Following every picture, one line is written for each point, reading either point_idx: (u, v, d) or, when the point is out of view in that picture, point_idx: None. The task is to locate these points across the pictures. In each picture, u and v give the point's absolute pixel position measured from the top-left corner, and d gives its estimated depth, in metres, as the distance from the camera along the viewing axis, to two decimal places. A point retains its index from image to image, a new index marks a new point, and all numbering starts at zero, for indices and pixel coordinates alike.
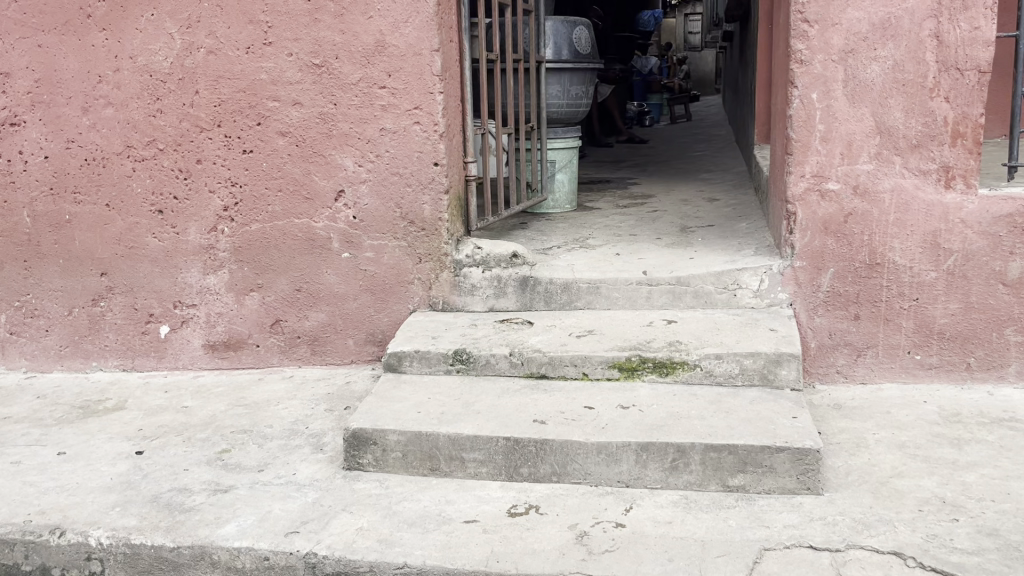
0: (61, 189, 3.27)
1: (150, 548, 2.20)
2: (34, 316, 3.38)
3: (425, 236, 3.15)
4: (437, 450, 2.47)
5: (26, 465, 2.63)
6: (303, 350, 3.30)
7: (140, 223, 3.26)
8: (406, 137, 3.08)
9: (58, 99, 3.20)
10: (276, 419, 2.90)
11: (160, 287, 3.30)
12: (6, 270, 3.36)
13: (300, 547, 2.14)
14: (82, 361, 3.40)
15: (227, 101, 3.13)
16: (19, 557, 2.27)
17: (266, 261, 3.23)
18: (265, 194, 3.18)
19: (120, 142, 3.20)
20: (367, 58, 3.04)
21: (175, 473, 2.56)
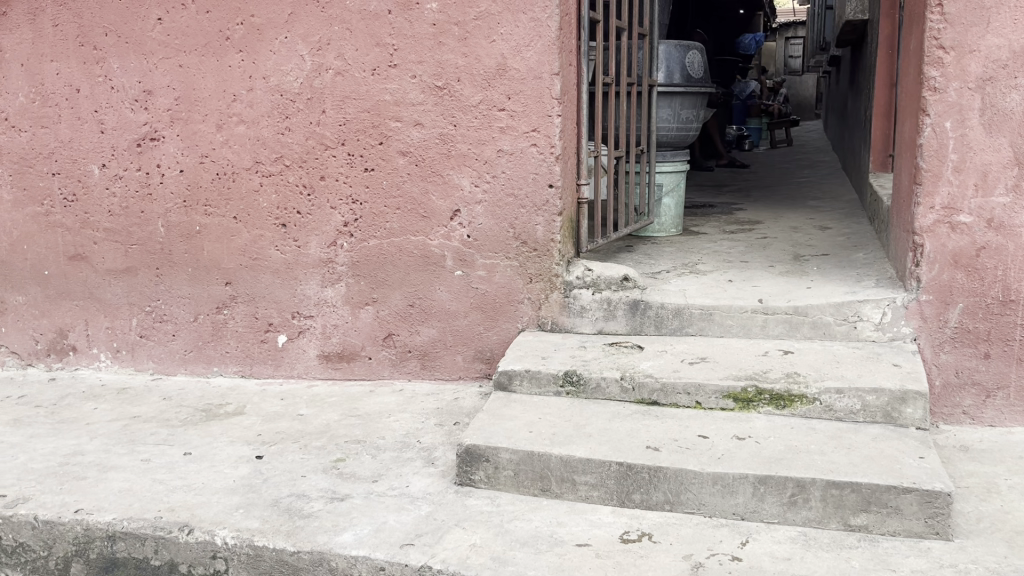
0: (193, 201, 3.43)
1: (271, 551, 2.26)
2: (162, 321, 3.55)
3: (538, 257, 3.17)
4: (550, 471, 2.48)
5: (156, 464, 2.76)
6: (413, 364, 3.36)
7: (265, 235, 3.39)
8: (523, 159, 3.12)
9: (196, 116, 3.37)
10: (388, 431, 2.96)
11: (279, 297, 3.43)
12: (138, 276, 3.54)
13: (415, 560, 2.17)
14: (204, 366, 3.56)
15: (352, 121, 3.23)
16: (149, 551, 2.36)
17: (381, 277, 3.32)
18: (384, 211, 3.27)
19: (250, 158, 3.35)
20: (488, 81, 3.09)
21: (294, 479, 2.63)
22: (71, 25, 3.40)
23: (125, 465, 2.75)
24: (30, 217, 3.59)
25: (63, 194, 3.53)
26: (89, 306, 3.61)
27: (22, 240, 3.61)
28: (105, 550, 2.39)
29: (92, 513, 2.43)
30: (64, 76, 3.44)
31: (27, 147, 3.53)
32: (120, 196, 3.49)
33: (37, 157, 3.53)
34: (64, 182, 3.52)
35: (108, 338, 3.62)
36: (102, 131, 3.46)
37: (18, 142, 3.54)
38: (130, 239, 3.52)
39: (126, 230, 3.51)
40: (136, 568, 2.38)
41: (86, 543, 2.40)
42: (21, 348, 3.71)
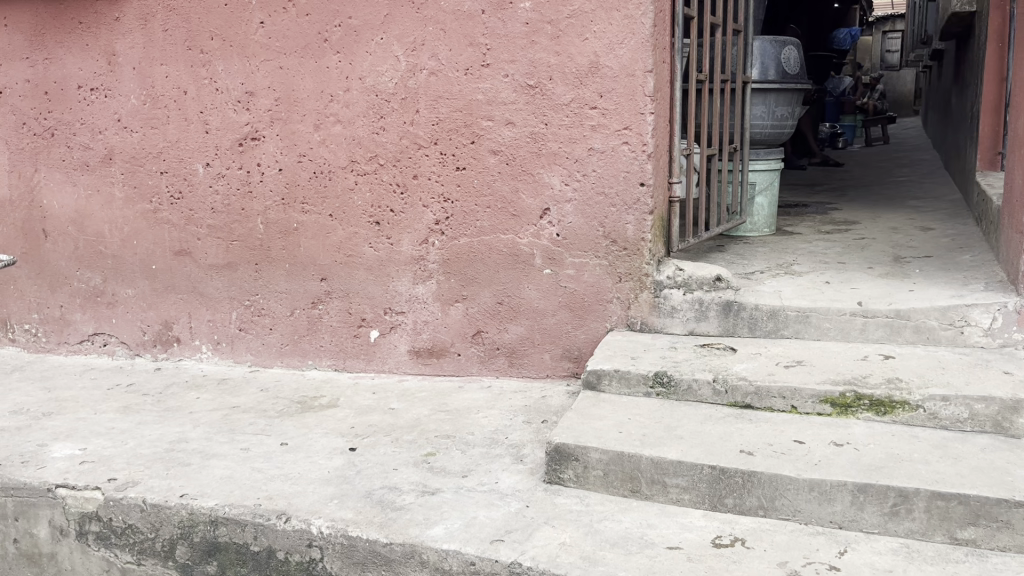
0: (291, 199, 3.53)
1: (365, 541, 2.31)
2: (260, 315, 3.67)
3: (628, 256, 3.15)
4: (640, 472, 2.46)
5: (255, 452, 2.85)
6: (501, 362, 3.38)
7: (359, 233, 3.47)
8: (615, 157, 3.10)
9: (295, 116, 3.47)
10: (477, 427, 2.99)
11: (372, 293, 3.50)
12: (239, 271, 3.67)
13: (505, 556, 2.18)
14: (299, 359, 3.66)
15: (445, 120, 3.28)
16: (249, 537, 2.43)
17: (471, 274, 3.35)
18: (475, 209, 3.30)
19: (346, 157, 3.43)
20: (580, 79, 3.09)
21: (386, 472, 2.68)
22: (180, 30, 3.54)
23: (226, 453, 2.85)
24: (140, 214, 3.76)
25: (170, 191, 3.69)
26: (193, 299, 3.76)
27: (132, 236, 3.79)
28: (207, 534, 2.48)
29: (196, 499, 2.52)
30: (173, 78, 3.59)
31: (138, 147, 3.70)
32: (223, 194, 3.62)
33: (146, 157, 3.69)
34: (171, 180, 3.68)
35: (210, 330, 3.76)
36: (207, 132, 3.59)
37: (129, 142, 3.71)
38: (232, 235, 3.64)
39: (227, 226, 3.64)
40: (237, 553, 2.46)
41: (191, 527, 2.50)
42: (129, 338, 3.89)
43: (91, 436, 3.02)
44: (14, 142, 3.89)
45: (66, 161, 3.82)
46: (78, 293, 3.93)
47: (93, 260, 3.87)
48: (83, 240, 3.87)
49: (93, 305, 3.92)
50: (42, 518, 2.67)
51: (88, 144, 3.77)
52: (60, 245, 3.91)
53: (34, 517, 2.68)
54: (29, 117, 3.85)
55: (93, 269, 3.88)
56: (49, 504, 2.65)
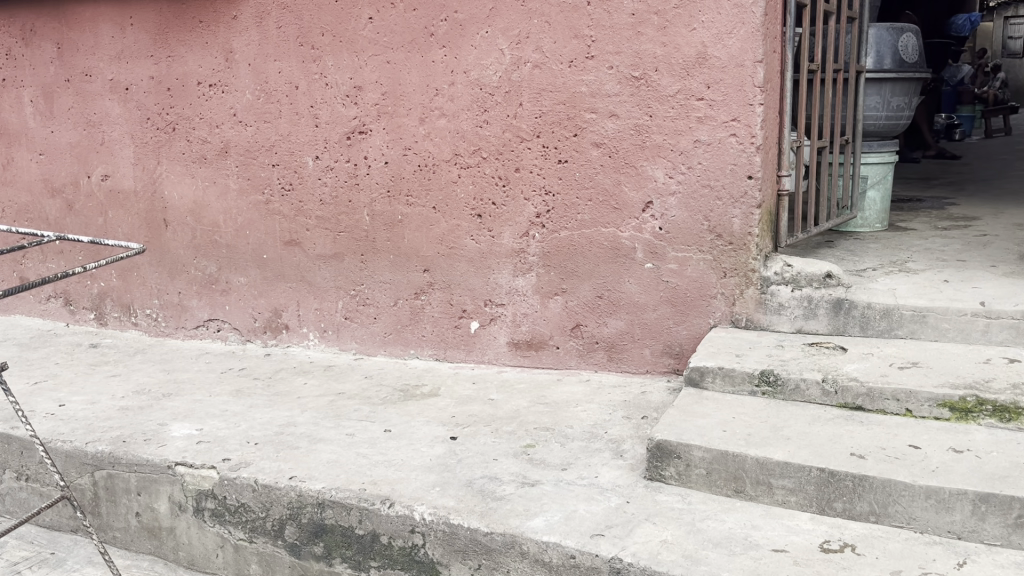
0: (396, 192, 3.60)
1: (466, 529, 2.33)
2: (365, 304, 3.76)
3: (733, 251, 3.08)
4: (744, 472, 2.41)
5: (359, 438, 2.93)
6: (601, 356, 3.37)
7: (461, 225, 3.51)
8: (721, 149, 3.03)
9: (401, 110, 3.53)
10: (576, 420, 2.98)
11: (473, 285, 3.53)
12: (345, 262, 3.76)
13: (606, 551, 2.17)
14: (401, 348, 3.73)
15: (548, 113, 3.27)
16: (354, 520, 2.49)
17: (571, 268, 3.34)
18: (577, 202, 3.29)
19: (450, 150, 3.47)
20: (687, 70, 3.03)
21: (486, 462, 2.71)
22: (293, 27, 3.65)
23: (332, 438, 2.93)
24: (252, 205, 3.90)
25: (281, 183, 3.82)
26: (301, 288, 3.88)
27: (245, 226, 3.94)
28: (315, 516, 2.56)
29: (305, 481, 2.60)
30: (285, 74, 3.71)
31: (252, 141, 3.84)
32: (331, 186, 3.72)
33: (260, 150, 3.83)
34: (282, 172, 3.80)
35: (316, 318, 3.88)
36: (317, 125, 3.70)
37: (244, 136, 3.85)
38: (338, 226, 3.74)
39: (335, 218, 3.74)
40: (342, 535, 2.52)
41: (299, 508, 2.58)
42: (241, 324, 4.06)
43: (207, 418, 3.16)
44: (139, 136, 4.10)
45: (185, 154, 4.00)
46: (195, 281, 4.11)
47: (209, 249, 4.04)
48: (199, 230, 4.05)
49: (209, 292, 4.09)
50: (162, 494, 2.81)
51: (206, 138, 3.94)
52: (179, 234, 4.10)
53: (155, 492, 2.82)
54: (153, 112, 4.04)
55: (209, 257, 4.05)
56: (169, 480, 2.79)
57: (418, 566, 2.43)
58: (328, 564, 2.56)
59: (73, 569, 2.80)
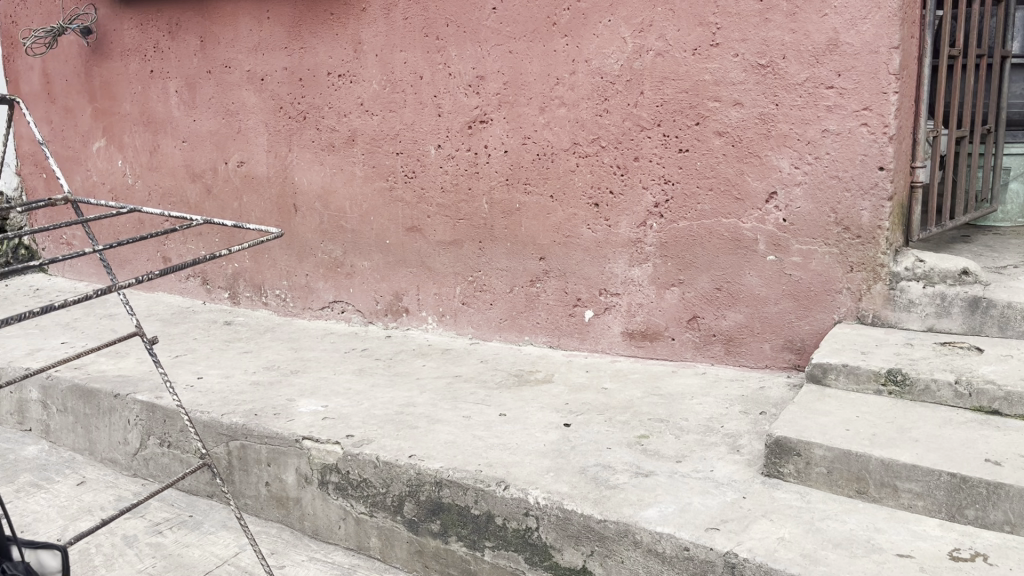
0: (515, 180, 3.65)
1: (580, 515, 2.35)
2: (482, 291, 3.83)
3: (861, 245, 2.97)
4: (868, 473, 2.34)
5: (475, 421, 2.99)
6: (718, 349, 3.32)
7: (578, 214, 3.52)
8: (852, 139, 2.93)
9: (521, 99, 3.56)
10: (691, 412, 2.96)
11: (589, 274, 3.54)
12: (464, 248, 3.84)
13: (721, 545, 2.15)
14: (516, 334, 3.79)
15: (670, 102, 3.24)
16: (470, 500, 2.56)
17: (689, 259, 3.31)
18: (697, 192, 3.25)
19: (569, 139, 3.49)
20: (817, 57, 2.94)
21: (600, 450, 2.72)
22: (419, 18, 3.74)
23: (449, 419, 3.01)
24: (376, 191, 4.03)
25: (404, 171, 3.93)
26: (421, 273, 3.99)
27: (370, 212, 4.08)
28: (432, 494, 2.64)
29: (423, 460, 2.69)
30: (411, 64, 3.81)
31: (377, 129, 3.96)
32: (452, 174, 3.80)
33: (385, 138, 3.95)
34: (406, 160, 3.91)
35: (435, 303, 3.98)
36: (440, 114, 3.78)
37: (370, 125, 3.98)
38: (458, 213, 3.83)
39: (455, 205, 3.82)
40: (458, 514, 2.59)
41: (418, 485, 2.67)
42: (364, 306, 4.21)
43: (332, 395, 3.30)
44: (272, 125, 4.30)
45: (315, 142, 4.17)
46: (321, 264, 4.29)
47: (335, 234, 4.21)
48: (326, 215, 4.21)
49: (334, 275, 4.26)
50: (290, 465, 2.96)
51: (334, 126, 4.09)
52: (308, 219, 4.28)
53: (284, 464, 2.98)
54: (286, 102, 4.23)
55: (335, 242, 4.22)
56: (296, 453, 2.94)
57: (530, 548, 2.47)
58: (444, 541, 2.64)
59: (208, 531, 2.99)
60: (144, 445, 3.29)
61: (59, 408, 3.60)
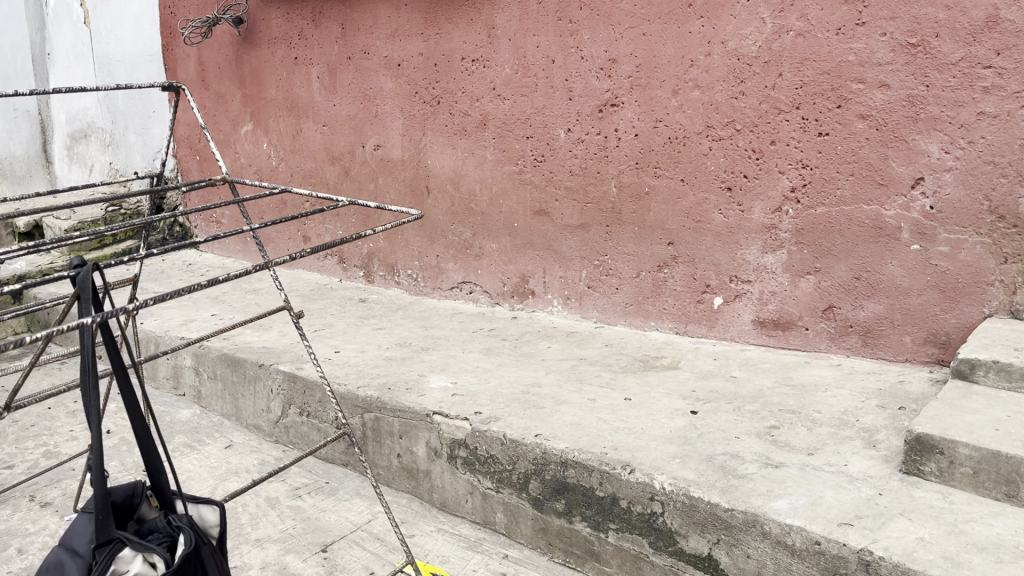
0: (645, 164, 3.62)
1: (707, 503, 2.33)
2: (608, 275, 3.83)
3: (1017, 235, 2.81)
4: (1020, 476, 2.21)
5: (601, 404, 3.00)
6: (855, 340, 3.21)
7: (709, 199, 3.46)
8: (1010, 123, 2.76)
9: (654, 82, 3.52)
10: (825, 405, 2.87)
11: (719, 260, 3.48)
12: (591, 232, 3.85)
13: (854, 541, 2.09)
14: (642, 320, 3.77)
15: (811, 84, 3.13)
16: (595, 482, 2.58)
17: (827, 246, 3.20)
18: (837, 177, 3.14)
19: (703, 122, 3.43)
20: (974, 36, 2.77)
21: (728, 439, 2.68)
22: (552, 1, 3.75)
23: (574, 401, 3.04)
24: (506, 175, 4.09)
25: (533, 155, 3.97)
26: (548, 256, 4.02)
27: (499, 195, 4.14)
28: (558, 473, 2.67)
29: (549, 440, 2.73)
30: (543, 48, 3.83)
31: (508, 113, 4.02)
32: (581, 157, 3.81)
33: (516, 122, 4.00)
34: (536, 144, 3.95)
35: (561, 286, 4.01)
36: (571, 98, 3.79)
37: (502, 109, 4.04)
38: (587, 197, 3.83)
39: (583, 189, 3.83)
40: (583, 494, 2.62)
41: (544, 464, 2.71)
42: (491, 288, 4.29)
43: (460, 373, 3.39)
44: (407, 109, 4.43)
45: (448, 127, 4.27)
46: (451, 246, 4.40)
47: (465, 216, 4.30)
48: (457, 198, 4.31)
49: (463, 256, 4.36)
50: (421, 439, 3.07)
51: (467, 111, 4.17)
52: (439, 201, 4.39)
53: (415, 437, 3.09)
54: (421, 86, 4.35)
55: (465, 224, 4.31)
56: (427, 427, 3.04)
57: (655, 533, 2.47)
58: (568, 521, 2.67)
59: (344, 498, 3.14)
60: (285, 414, 3.48)
61: (209, 375, 3.86)
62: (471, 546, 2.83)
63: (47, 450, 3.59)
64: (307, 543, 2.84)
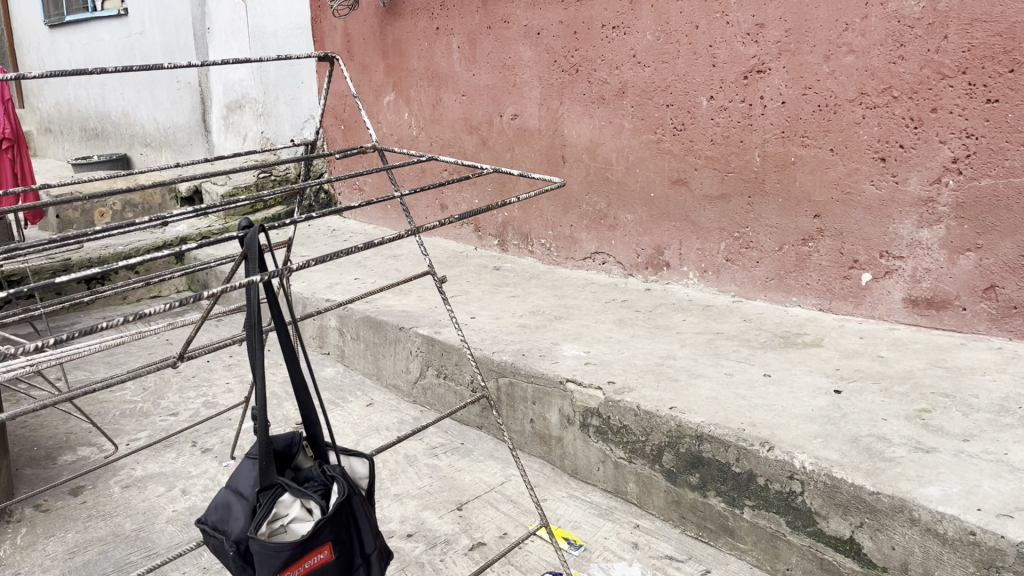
0: (792, 132, 3.48)
1: (850, 485, 2.26)
2: (748, 248, 3.73)
3: None
4: None
5: (738, 378, 2.94)
6: (1018, 323, 3.00)
7: (861, 169, 3.30)
8: None
9: (805, 47, 3.37)
10: (982, 390, 2.70)
11: (870, 234, 3.33)
12: (731, 203, 3.75)
13: (1013, 534, 1.98)
14: (784, 295, 3.66)
15: (980, 46, 2.92)
16: (732, 458, 2.54)
17: (991, 221, 3.00)
18: (1005, 147, 2.92)
19: (856, 89, 3.26)
20: None
21: (874, 420, 2.57)
22: None
23: (711, 375, 2.99)
24: (644, 144, 4.03)
25: (674, 123, 3.89)
26: (685, 227, 3.95)
27: (636, 164, 4.09)
28: (693, 447, 2.64)
29: (685, 413, 2.69)
30: (687, 13, 3.72)
31: (649, 81, 3.94)
32: (724, 126, 3.71)
33: (656, 90, 3.92)
34: (676, 112, 3.87)
35: (698, 258, 3.94)
36: (714, 65, 3.68)
37: (642, 77, 3.97)
38: (729, 167, 3.72)
39: (724, 158, 3.73)
40: (718, 469, 2.59)
41: (678, 437, 2.68)
42: (625, 259, 4.26)
43: (594, 342, 3.40)
44: (546, 78, 4.43)
45: (586, 95, 4.24)
46: (586, 216, 4.39)
47: (601, 185, 4.28)
48: (593, 167, 4.29)
49: (597, 227, 4.35)
50: (554, 406, 3.11)
51: (606, 79, 4.13)
52: (575, 170, 4.38)
53: (548, 404, 3.13)
54: (560, 55, 4.33)
55: (601, 194, 4.29)
56: (560, 394, 3.07)
57: (794, 512, 2.41)
58: (702, 495, 2.65)
59: (478, 459, 3.23)
60: (423, 375, 3.60)
61: (352, 336, 4.03)
62: (602, 514, 2.86)
63: (207, 400, 3.87)
64: (444, 501, 2.94)
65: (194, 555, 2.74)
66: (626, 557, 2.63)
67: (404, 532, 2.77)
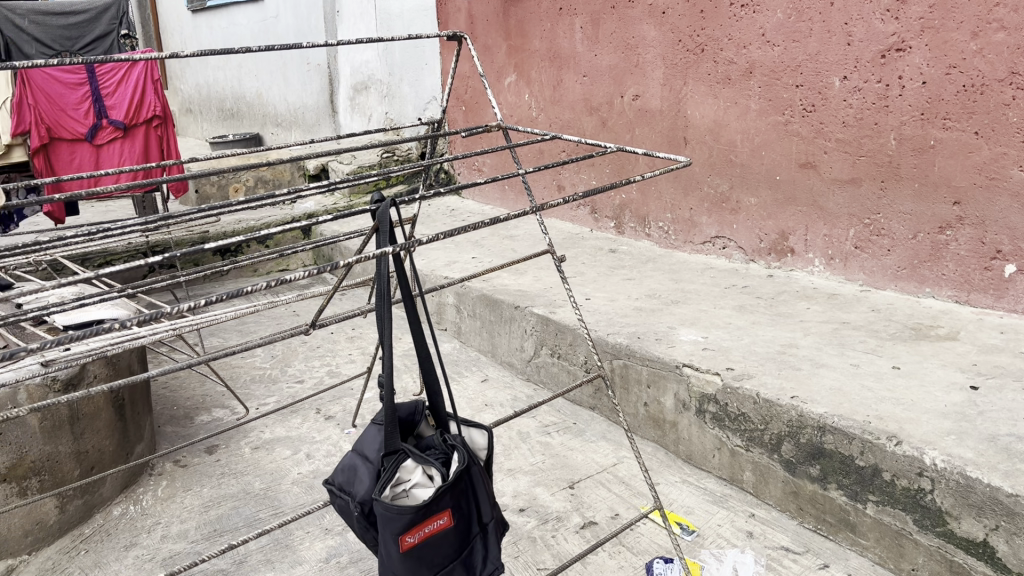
0: (932, 114, 3.30)
1: (985, 485, 2.13)
2: (880, 235, 3.57)
3: None
4: None
5: (865, 370, 2.83)
6: None
7: (1009, 153, 3.10)
8: None
9: (950, 24, 3.18)
10: None
11: (1016, 223, 3.12)
12: (863, 187, 3.59)
13: None
14: (916, 286, 3.49)
15: None
16: (855, 451, 2.45)
17: None
18: None
19: (1006, 69, 3.06)
20: None
21: (1015, 420, 2.42)
22: None
23: (836, 365, 2.89)
24: (771, 125, 3.92)
25: (803, 104, 3.76)
26: (812, 213, 3.82)
27: (762, 147, 3.98)
28: (815, 438, 2.57)
29: (807, 403, 2.61)
30: None
31: (778, 61, 3.82)
32: (858, 107, 3.55)
33: (786, 70, 3.80)
34: (807, 93, 3.73)
35: (824, 245, 3.81)
36: (850, 43, 3.53)
37: (771, 56, 3.85)
38: (861, 150, 3.57)
39: (857, 141, 3.57)
40: (841, 462, 2.50)
41: (799, 428, 2.61)
42: (747, 244, 4.17)
43: (712, 327, 3.34)
44: (670, 58, 4.35)
45: (711, 75, 4.15)
46: (707, 199, 4.31)
47: (723, 167, 4.18)
48: (716, 149, 4.20)
49: (719, 210, 4.26)
50: (669, 390, 3.08)
51: (733, 59, 4.02)
52: (697, 152, 4.31)
53: (664, 387, 3.10)
54: (685, 35, 4.24)
55: (723, 176, 4.20)
56: (676, 378, 3.03)
57: (921, 510, 2.31)
58: (823, 487, 2.58)
59: (591, 440, 3.24)
60: (538, 354, 3.63)
61: (469, 313, 4.11)
62: (716, 501, 2.82)
63: (330, 370, 4.03)
64: (556, 478, 2.97)
65: (317, 515, 2.87)
66: (740, 545, 2.59)
67: (517, 507, 2.81)
